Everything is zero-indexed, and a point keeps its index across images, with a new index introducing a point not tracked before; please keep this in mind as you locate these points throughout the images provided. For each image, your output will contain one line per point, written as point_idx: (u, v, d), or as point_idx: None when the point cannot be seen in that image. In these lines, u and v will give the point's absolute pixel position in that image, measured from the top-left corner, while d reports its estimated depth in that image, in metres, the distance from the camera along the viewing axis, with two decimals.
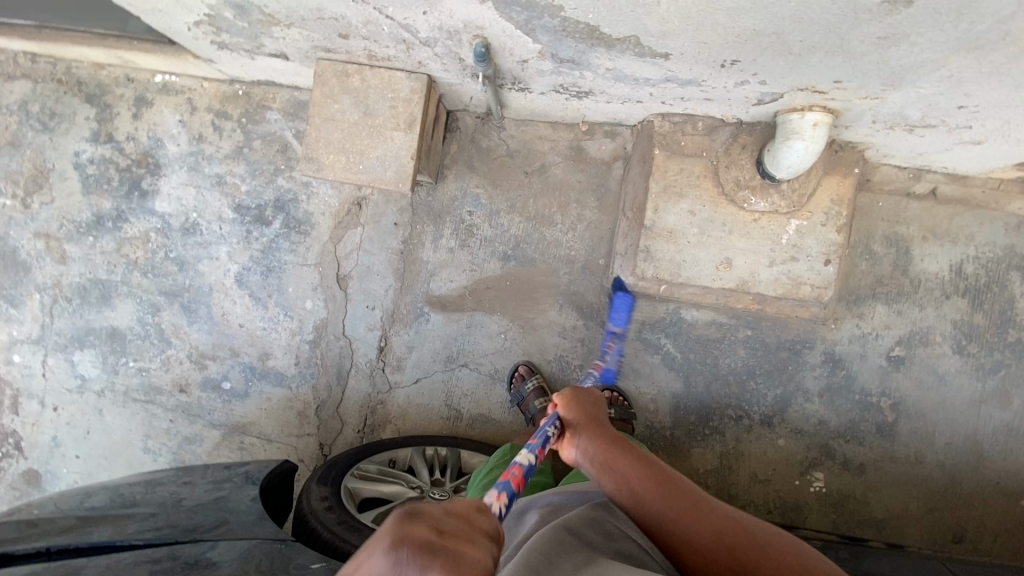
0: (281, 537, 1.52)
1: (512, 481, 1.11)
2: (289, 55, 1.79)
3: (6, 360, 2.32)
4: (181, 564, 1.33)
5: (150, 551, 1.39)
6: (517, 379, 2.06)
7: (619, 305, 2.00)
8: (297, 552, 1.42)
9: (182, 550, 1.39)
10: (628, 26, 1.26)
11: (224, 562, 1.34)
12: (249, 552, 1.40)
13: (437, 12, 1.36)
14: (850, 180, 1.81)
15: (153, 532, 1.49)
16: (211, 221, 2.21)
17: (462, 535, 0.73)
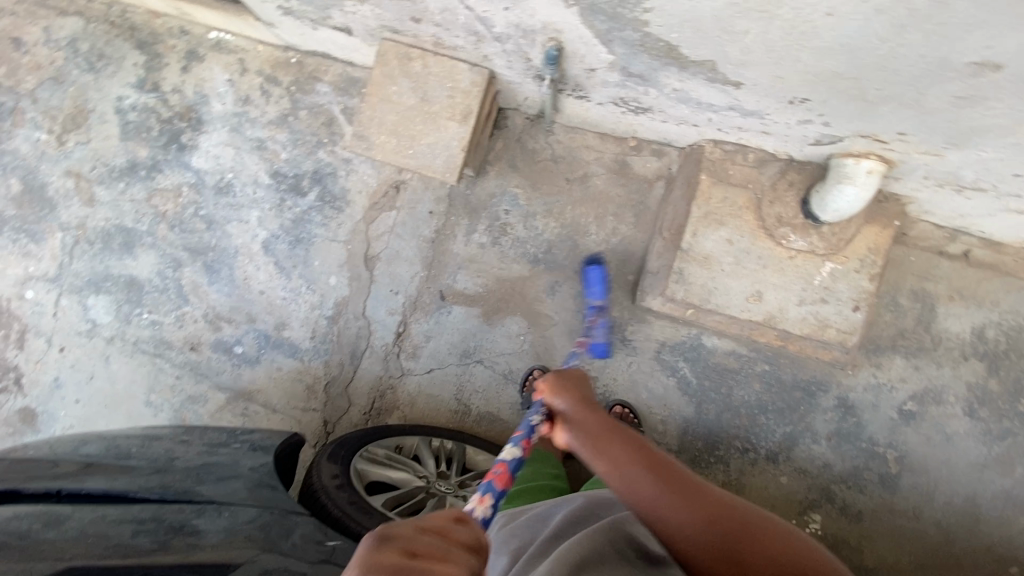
0: (282, 506, 1.48)
1: (497, 480, 1.23)
2: (354, 30, 1.78)
3: (18, 295, 2.29)
4: (165, 527, 1.30)
5: (136, 510, 1.36)
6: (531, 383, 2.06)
7: (593, 278, 1.97)
8: (296, 527, 1.40)
9: (168, 513, 1.37)
10: (708, 50, 1.26)
11: (210, 530, 1.32)
12: (238, 521, 1.37)
13: (520, 10, 1.36)
14: (889, 232, 1.82)
15: (156, 488, 1.47)
16: (246, 184, 2.19)
17: (433, 554, 0.77)
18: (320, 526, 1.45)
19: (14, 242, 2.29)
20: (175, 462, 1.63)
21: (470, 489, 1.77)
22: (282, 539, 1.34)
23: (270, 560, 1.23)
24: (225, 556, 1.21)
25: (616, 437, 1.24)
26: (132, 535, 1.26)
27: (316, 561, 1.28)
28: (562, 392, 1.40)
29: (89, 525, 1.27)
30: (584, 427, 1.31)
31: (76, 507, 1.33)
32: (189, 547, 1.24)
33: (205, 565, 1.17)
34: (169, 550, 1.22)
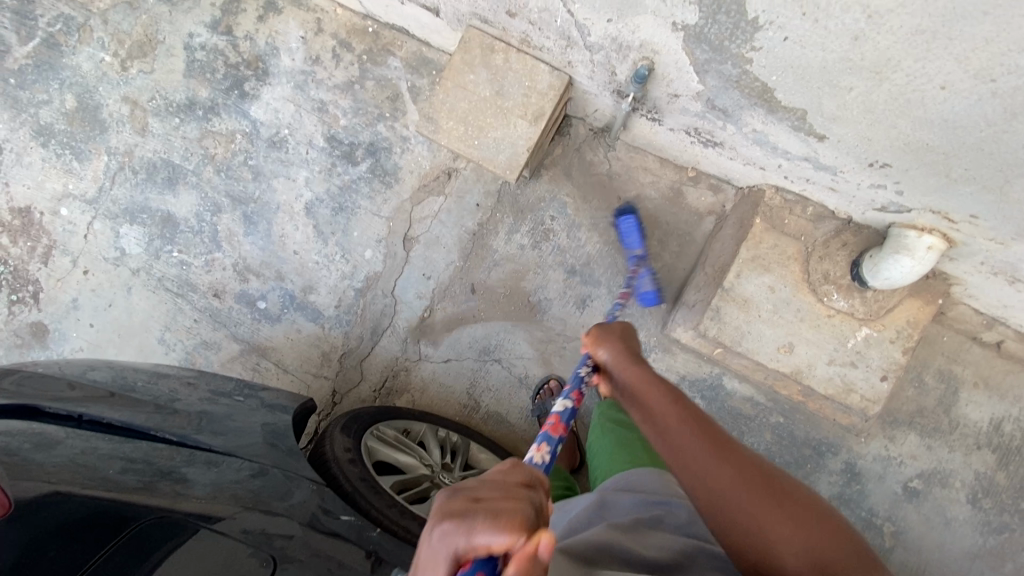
0: (289, 462, 1.45)
1: (551, 430, 1.16)
2: (442, 11, 1.77)
3: (52, 211, 2.28)
4: (152, 471, 1.29)
5: (128, 448, 1.33)
6: (544, 394, 2.05)
7: (627, 228, 1.91)
8: (297, 488, 1.39)
9: (159, 457, 1.34)
10: (803, 97, 1.25)
11: (197, 481, 1.30)
12: (227, 478, 1.33)
13: (622, 24, 1.35)
14: (930, 308, 1.82)
15: (159, 425, 1.42)
16: (300, 143, 2.19)
17: (499, 494, 0.77)
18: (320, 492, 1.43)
19: (58, 157, 2.28)
20: (184, 398, 1.59)
21: None
22: (275, 499, 1.32)
23: (249, 520, 1.25)
24: (204, 509, 1.24)
25: (663, 401, 1.21)
26: (119, 472, 1.26)
27: (302, 525, 1.29)
28: (606, 345, 1.33)
29: (79, 454, 1.27)
30: (626, 382, 1.26)
31: (74, 434, 1.33)
32: (173, 495, 1.24)
33: (182, 517, 1.21)
34: (151, 494, 1.23)
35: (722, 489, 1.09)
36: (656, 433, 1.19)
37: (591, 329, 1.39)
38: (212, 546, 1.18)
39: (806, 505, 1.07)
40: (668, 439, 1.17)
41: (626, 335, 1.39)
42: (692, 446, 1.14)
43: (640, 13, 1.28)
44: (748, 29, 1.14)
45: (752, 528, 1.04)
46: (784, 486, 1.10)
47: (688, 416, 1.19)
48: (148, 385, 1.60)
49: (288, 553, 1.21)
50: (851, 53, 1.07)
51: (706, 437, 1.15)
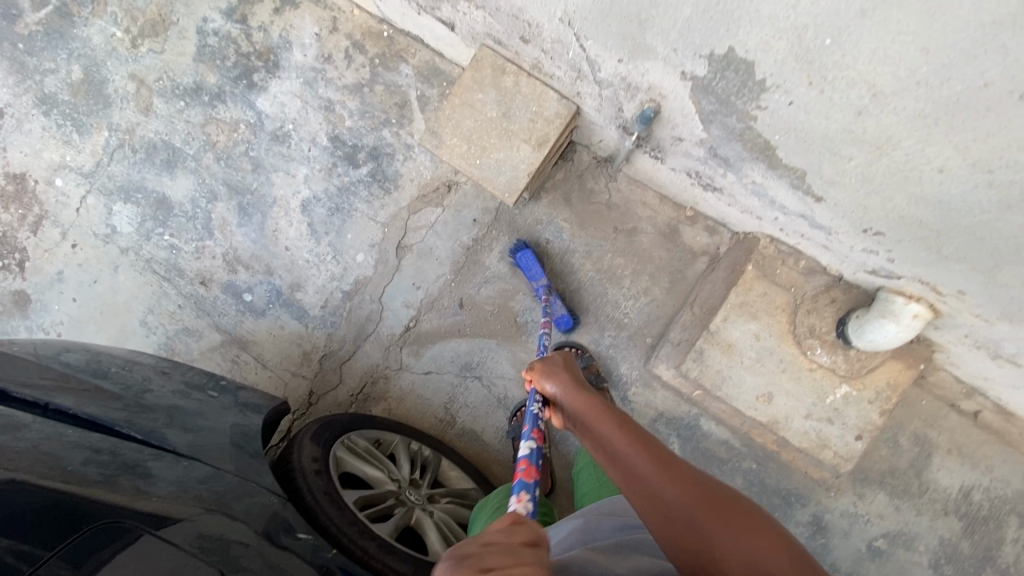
0: (254, 467, 1.44)
1: (525, 476, 1.16)
2: (457, 26, 1.77)
3: (47, 180, 2.26)
4: (117, 464, 1.28)
5: (95, 438, 1.32)
6: (519, 416, 2.04)
7: (525, 262, 2.01)
8: (258, 493, 1.37)
9: (126, 449, 1.33)
10: (804, 159, 1.25)
11: (160, 478, 1.28)
12: (192, 476, 1.32)
13: (632, 65, 1.34)
14: (911, 372, 1.82)
15: (125, 419, 1.40)
16: (303, 139, 2.18)
17: (509, 561, 0.67)
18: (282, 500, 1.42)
19: (58, 127, 2.26)
20: (156, 390, 1.57)
21: (438, 504, 1.75)
22: (234, 502, 1.31)
23: (207, 523, 1.23)
24: (160, 509, 1.22)
25: (606, 420, 1.09)
26: (82, 463, 1.25)
27: (258, 534, 1.27)
28: (555, 378, 1.25)
29: (45, 441, 1.27)
30: (573, 410, 1.17)
31: (41, 420, 1.32)
32: (133, 492, 1.23)
33: (139, 515, 1.19)
34: (112, 490, 1.21)
35: (661, 508, 0.95)
36: (601, 455, 1.07)
37: (537, 361, 1.32)
38: (163, 548, 1.15)
39: (760, 526, 0.90)
40: (609, 461, 1.05)
41: (577, 368, 1.32)
42: (631, 462, 1.01)
43: (651, 59, 1.27)
44: (756, 89, 1.13)
45: (696, 555, 0.89)
46: (733, 506, 0.94)
47: (630, 430, 1.07)
48: (120, 373, 1.58)
49: (242, 561, 1.19)
50: (854, 126, 1.07)
51: (649, 452, 1.02)
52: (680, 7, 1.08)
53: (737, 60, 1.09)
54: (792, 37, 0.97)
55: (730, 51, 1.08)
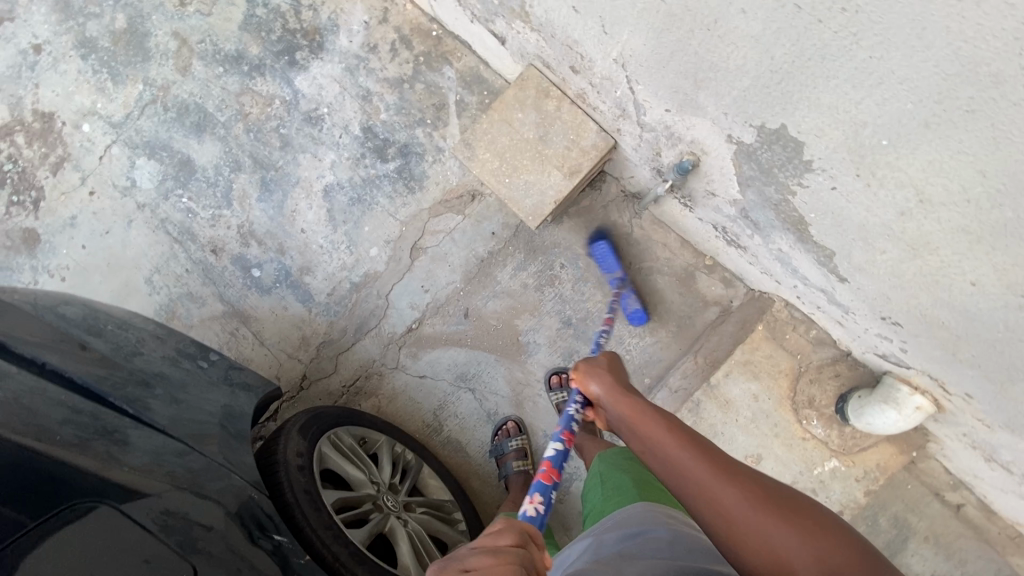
0: (234, 450, 1.42)
1: (544, 476, 1.16)
2: (508, 42, 1.75)
3: (74, 124, 2.25)
4: (96, 429, 1.26)
5: (76, 399, 1.31)
6: (501, 434, 2.06)
7: (601, 252, 2.02)
8: (234, 475, 1.35)
9: (106, 414, 1.32)
10: (836, 241, 1.25)
11: (135, 448, 1.27)
12: (168, 449, 1.31)
13: (679, 117, 1.32)
14: (902, 457, 1.82)
15: (109, 384, 1.39)
16: (336, 125, 2.16)
17: (492, 558, 0.78)
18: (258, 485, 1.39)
19: (93, 73, 2.24)
20: (147, 355, 1.56)
21: (412, 512, 1.75)
22: (209, 481, 1.29)
23: (174, 500, 1.21)
24: (130, 480, 1.19)
25: (660, 428, 1.14)
26: (59, 423, 1.23)
27: (224, 516, 1.24)
28: (598, 379, 1.28)
29: (26, 394, 1.26)
30: (618, 412, 1.21)
31: (25, 372, 1.32)
32: (105, 458, 1.21)
33: (106, 484, 1.17)
34: (83, 454, 1.19)
35: (724, 509, 1.02)
36: (657, 461, 1.12)
37: (580, 362, 1.34)
38: (122, 523, 1.13)
39: (815, 515, 1.02)
40: (663, 464, 1.10)
41: (617, 365, 1.34)
42: (690, 466, 1.07)
43: (698, 115, 1.25)
44: (800, 166, 1.11)
45: (765, 552, 0.98)
46: (788, 497, 1.04)
47: (684, 436, 1.12)
48: (116, 333, 1.58)
49: (200, 545, 1.17)
50: (893, 224, 1.06)
51: (707, 456, 1.08)
52: (739, 76, 1.06)
53: (787, 136, 1.07)
54: (847, 130, 0.96)
55: (782, 127, 1.06)
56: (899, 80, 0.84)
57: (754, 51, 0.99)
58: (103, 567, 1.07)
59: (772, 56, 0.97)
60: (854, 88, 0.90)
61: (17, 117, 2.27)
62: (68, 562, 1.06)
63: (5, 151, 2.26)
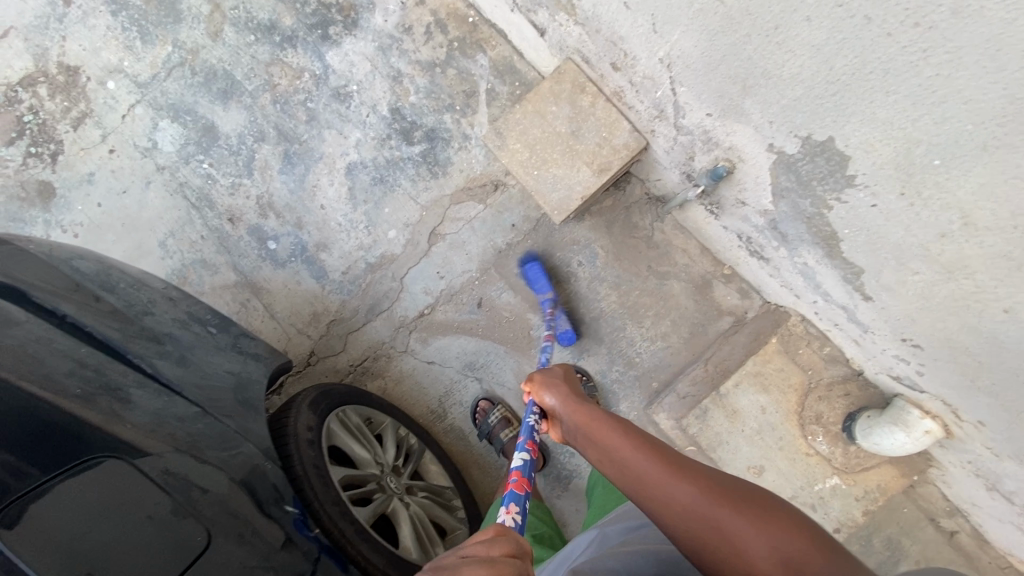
0: (241, 419, 1.39)
1: (516, 487, 1.19)
2: (548, 34, 1.74)
3: (99, 80, 2.22)
4: (100, 385, 1.24)
5: (83, 352, 1.29)
6: (477, 415, 2.06)
7: (534, 275, 2.02)
8: (238, 442, 1.31)
9: (112, 370, 1.29)
10: (866, 258, 1.25)
11: (140, 406, 1.24)
12: (171, 411, 1.28)
13: (720, 123, 1.31)
14: (903, 480, 1.83)
15: (119, 340, 1.37)
16: (364, 103, 2.15)
17: (483, 569, 0.74)
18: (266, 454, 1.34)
19: (122, 30, 2.22)
20: (158, 314, 1.54)
21: (414, 496, 1.75)
22: (211, 447, 1.25)
23: (176, 462, 1.17)
24: (134, 438, 1.17)
25: (609, 431, 1.14)
26: (64, 374, 1.22)
27: (226, 482, 1.20)
28: (553, 391, 1.31)
29: (32, 344, 1.25)
30: (574, 423, 1.22)
31: (33, 322, 1.30)
32: (109, 414, 1.19)
33: (107, 438, 1.15)
34: (88, 407, 1.18)
35: (672, 503, 1.00)
36: (608, 464, 1.11)
37: (537, 374, 1.38)
38: (122, 480, 1.10)
39: (772, 506, 0.97)
40: (615, 468, 1.09)
41: (575, 380, 1.38)
42: (639, 466, 1.06)
43: (742, 121, 1.24)
44: (842, 181, 1.11)
45: (713, 539, 0.95)
46: (740, 489, 1.00)
47: (633, 436, 1.12)
48: (128, 291, 1.54)
49: (199, 508, 1.14)
50: (931, 245, 1.06)
51: (658, 455, 1.07)
52: (793, 85, 1.05)
53: (833, 150, 1.07)
54: (900, 147, 0.96)
55: (830, 140, 1.06)
56: (964, 99, 0.84)
57: (813, 61, 0.99)
58: (103, 524, 1.05)
59: (832, 67, 0.97)
60: (914, 106, 0.91)
61: (41, 68, 2.23)
62: (69, 515, 1.04)
63: (26, 101, 2.23)
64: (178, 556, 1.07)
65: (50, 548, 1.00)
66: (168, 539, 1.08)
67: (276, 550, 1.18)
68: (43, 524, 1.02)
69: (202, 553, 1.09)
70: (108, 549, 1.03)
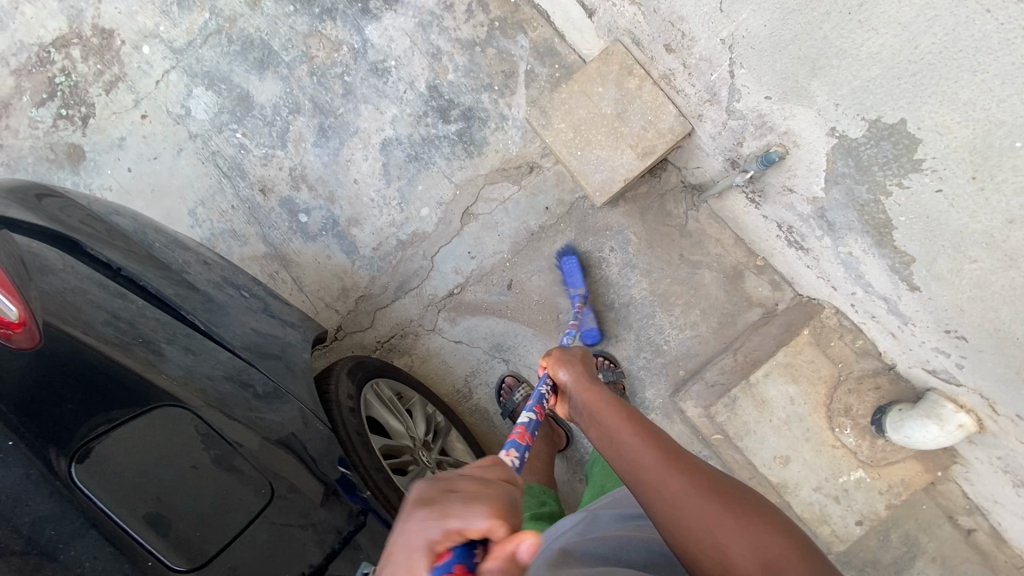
0: (280, 383, 1.36)
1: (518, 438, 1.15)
2: (597, 15, 1.74)
3: (134, 44, 2.20)
4: (136, 337, 1.17)
5: (116, 305, 1.21)
6: (503, 392, 2.06)
7: (569, 268, 2.03)
8: (264, 408, 1.25)
9: (144, 324, 1.22)
10: (919, 247, 1.26)
11: (173, 359, 1.19)
12: (201, 368, 1.22)
13: (778, 106, 1.31)
14: (927, 476, 1.83)
15: (157, 297, 1.32)
16: (402, 80, 2.14)
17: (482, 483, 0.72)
18: (304, 418, 1.32)
19: None
20: (195, 274, 1.50)
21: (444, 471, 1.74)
22: (239, 406, 1.20)
23: (209, 417, 1.13)
24: (171, 391, 1.12)
25: (617, 416, 1.17)
26: (102, 323, 1.14)
27: (260, 439, 1.17)
28: (569, 368, 1.35)
29: (69, 292, 1.15)
30: (584, 405, 1.26)
31: (71, 271, 1.20)
32: (145, 363, 1.13)
33: (146, 385, 1.10)
34: (130, 358, 1.12)
35: (661, 492, 1.00)
36: (609, 447, 1.13)
37: (555, 352, 1.43)
38: (158, 433, 1.06)
39: (772, 513, 0.94)
40: (612, 448, 1.13)
41: (591, 364, 1.42)
42: (636, 454, 1.07)
43: (804, 105, 1.25)
44: (906, 165, 1.13)
45: (705, 541, 0.92)
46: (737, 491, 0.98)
47: (640, 427, 1.13)
48: (165, 250, 1.50)
49: (235, 463, 1.11)
50: (995, 231, 1.07)
51: (659, 451, 1.06)
52: (869, 65, 1.08)
53: (903, 133, 1.09)
54: (979, 128, 0.99)
55: (901, 122, 1.08)
56: None
57: (897, 38, 1.02)
58: (166, 474, 1.03)
59: (916, 45, 1.00)
60: (1002, 86, 0.93)
61: (75, 30, 2.20)
62: (116, 468, 1.00)
63: (58, 62, 2.20)
64: (235, 513, 1.07)
65: (120, 493, 0.99)
66: (225, 494, 1.07)
67: (316, 506, 1.18)
68: (110, 467, 1.00)
69: (257, 510, 1.09)
70: (172, 500, 1.02)
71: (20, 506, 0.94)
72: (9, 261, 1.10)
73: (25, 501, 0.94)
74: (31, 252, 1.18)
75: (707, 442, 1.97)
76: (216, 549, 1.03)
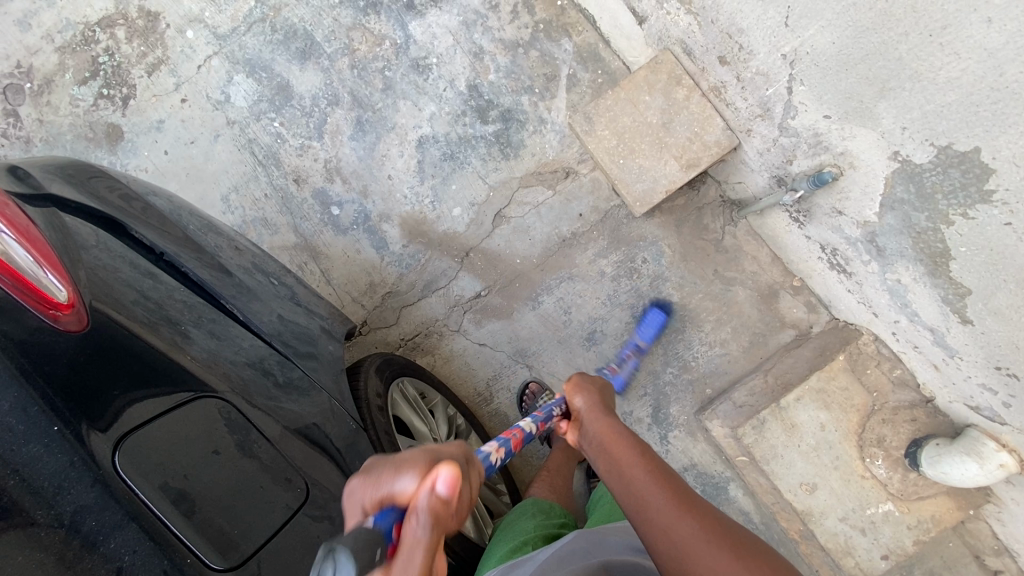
0: (308, 376, 1.36)
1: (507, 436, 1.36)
2: (648, 22, 1.74)
3: (178, 28, 2.21)
4: (164, 320, 1.15)
5: (146, 285, 1.19)
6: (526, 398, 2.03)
7: (652, 320, 1.99)
8: (286, 399, 1.23)
9: (172, 307, 1.20)
10: (978, 279, 1.22)
11: (198, 342, 1.17)
12: (225, 353, 1.20)
13: (838, 126, 1.32)
14: (960, 514, 1.75)
15: (186, 280, 1.30)
16: (442, 77, 2.13)
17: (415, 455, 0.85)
18: (327, 414, 1.30)
19: None
20: (227, 260, 1.49)
21: None
22: (260, 395, 1.18)
23: (231, 403, 1.12)
24: (198, 377, 1.11)
25: (628, 449, 1.17)
26: (132, 301, 1.12)
27: (280, 428, 1.16)
28: (584, 395, 1.38)
29: (103, 269, 1.12)
30: (596, 435, 1.26)
31: (103, 248, 1.18)
32: (173, 345, 1.11)
33: (180, 371, 1.09)
34: (157, 339, 1.10)
35: (660, 525, 0.99)
36: (615, 476, 1.13)
37: (575, 378, 1.46)
38: (181, 421, 1.04)
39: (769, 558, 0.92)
40: (620, 483, 1.11)
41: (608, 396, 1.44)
42: (641, 485, 1.07)
43: (867, 125, 1.26)
44: (974, 196, 1.13)
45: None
46: (736, 528, 0.97)
47: (648, 460, 1.12)
48: (199, 234, 1.49)
49: (256, 450, 1.09)
50: None
51: (665, 482, 1.06)
52: (945, 90, 1.09)
53: (974, 161, 1.10)
54: None
55: (973, 150, 1.09)
56: None
57: (980, 65, 1.02)
58: (190, 463, 1.02)
59: (1001, 73, 1.00)
60: None
61: (121, 11, 2.21)
62: (142, 458, 0.98)
63: (102, 42, 2.21)
64: (269, 505, 1.07)
65: (158, 481, 0.98)
66: (257, 484, 1.07)
67: (334, 499, 1.18)
68: (152, 455, 0.99)
69: (292, 506, 1.10)
70: (211, 492, 1.02)
71: (61, 493, 0.91)
72: (54, 235, 1.08)
73: (66, 488, 0.92)
74: (67, 225, 1.16)
75: (731, 463, 1.93)
76: (242, 538, 1.02)
